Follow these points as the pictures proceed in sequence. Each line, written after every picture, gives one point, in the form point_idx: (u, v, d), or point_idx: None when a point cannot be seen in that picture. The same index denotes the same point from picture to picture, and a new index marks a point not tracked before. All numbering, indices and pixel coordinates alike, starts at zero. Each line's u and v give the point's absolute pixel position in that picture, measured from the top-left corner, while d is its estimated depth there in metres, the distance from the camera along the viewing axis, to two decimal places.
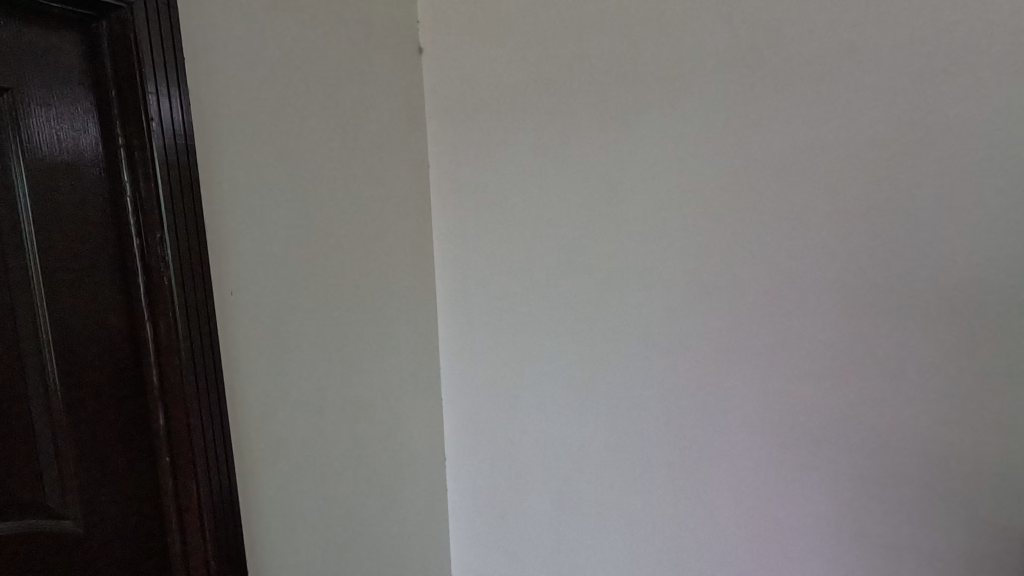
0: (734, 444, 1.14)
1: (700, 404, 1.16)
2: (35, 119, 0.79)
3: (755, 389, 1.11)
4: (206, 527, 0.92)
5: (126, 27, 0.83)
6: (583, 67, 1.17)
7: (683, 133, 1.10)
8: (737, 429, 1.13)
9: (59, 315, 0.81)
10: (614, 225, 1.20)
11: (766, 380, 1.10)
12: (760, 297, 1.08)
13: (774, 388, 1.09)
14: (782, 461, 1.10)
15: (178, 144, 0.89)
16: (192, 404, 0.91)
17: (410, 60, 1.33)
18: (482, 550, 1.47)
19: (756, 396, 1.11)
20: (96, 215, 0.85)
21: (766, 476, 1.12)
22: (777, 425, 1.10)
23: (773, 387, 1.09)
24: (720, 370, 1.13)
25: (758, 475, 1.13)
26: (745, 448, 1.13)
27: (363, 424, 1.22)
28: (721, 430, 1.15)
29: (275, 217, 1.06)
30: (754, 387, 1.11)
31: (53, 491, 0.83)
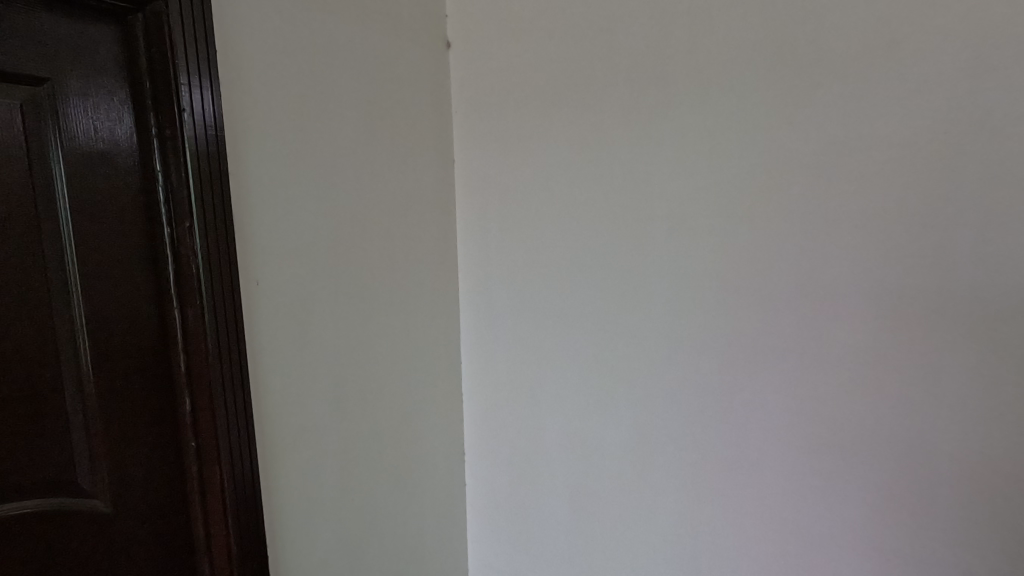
0: (755, 449, 1.12)
1: (728, 411, 1.14)
2: (72, 109, 0.79)
3: (779, 396, 1.08)
4: (228, 514, 0.92)
5: (160, 18, 0.81)
6: (611, 63, 1.16)
7: (711, 134, 1.08)
8: (762, 441, 1.11)
9: (92, 303, 0.82)
10: (645, 224, 1.17)
11: (790, 389, 1.07)
12: (787, 304, 1.05)
13: (801, 400, 1.06)
14: (805, 469, 1.08)
15: (209, 136, 0.87)
16: (217, 393, 0.90)
17: (439, 52, 1.34)
18: (497, 539, 1.51)
19: (780, 403, 1.08)
20: (128, 203, 0.85)
21: (788, 489, 1.10)
22: (800, 433, 1.07)
23: (796, 395, 1.07)
24: (745, 374, 1.11)
25: (779, 480, 1.11)
26: (767, 453, 1.11)
27: (387, 412, 1.26)
28: (743, 433, 1.13)
29: (305, 214, 1.04)
30: (778, 394, 1.08)
31: (84, 472, 0.84)
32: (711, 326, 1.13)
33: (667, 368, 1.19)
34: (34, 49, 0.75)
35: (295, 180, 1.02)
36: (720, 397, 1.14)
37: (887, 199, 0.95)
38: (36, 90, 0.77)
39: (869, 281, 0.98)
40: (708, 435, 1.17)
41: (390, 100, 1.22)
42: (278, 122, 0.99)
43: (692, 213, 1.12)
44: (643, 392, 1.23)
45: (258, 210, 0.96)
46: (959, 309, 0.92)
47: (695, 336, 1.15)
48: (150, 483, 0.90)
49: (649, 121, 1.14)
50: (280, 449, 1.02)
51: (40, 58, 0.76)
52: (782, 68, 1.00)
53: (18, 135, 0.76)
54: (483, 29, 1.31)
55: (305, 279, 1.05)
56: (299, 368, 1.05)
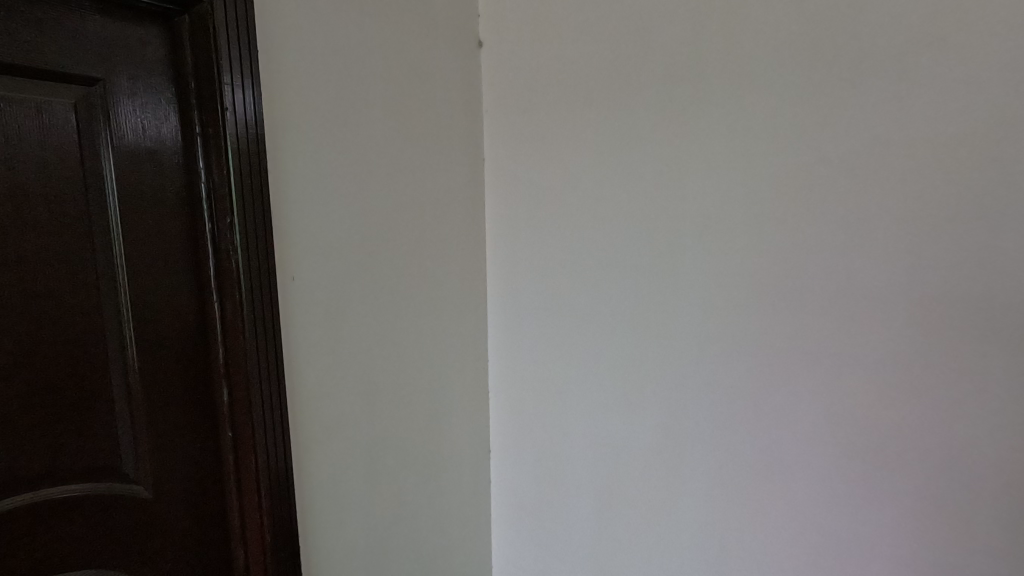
0: (786, 456, 1.09)
1: (759, 417, 1.11)
2: (122, 109, 0.83)
3: (812, 404, 1.05)
4: (262, 501, 0.96)
5: (205, 19, 0.84)
6: (645, 61, 1.14)
7: (746, 134, 1.05)
8: (793, 450, 1.08)
9: (138, 294, 0.86)
10: (676, 224, 1.15)
11: (824, 397, 1.04)
12: (821, 310, 1.02)
13: (835, 409, 1.03)
14: (837, 479, 1.05)
15: (250, 133, 0.90)
16: (254, 383, 0.93)
17: (471, 51, 1.34)
18: (522, 536, 1.52)
19: (812, 411, 1.05)
20: (173, 200, 0.88)
21: (819, 498, 1.07)
22: (833, 443, 1.04)
23: (830, 403, 1.03)
24: (776, 380, 1.08)
25: (810, 489, 1.08)
26: (798, 461, 1.08)
27: (414, 407, 1.28)
28: (772, 439, 1.10)
29: (338, 212, 1.07)
30: (810, 401, 1.05)
31: (128, 458, 0.88)
32: (742, 331, 1.11)
33: (696, 370, 1.17)
34: (88, 50, 0.79)
35: (328, 178, 1.04)
36: (750, 402, 1.12)
37: (932, 202, 0.91)
38: (88, 90, 0.80)
39: (911, 286, 0.94)
40: (737, 440, 1.15)
41: (422, 99, 1.23)
42: (313, 122, 1.01)
43: (724, 215, 1.09)
44: (672, 394, 1.21)
45: (294, 208, 0.99)
46: (1006, 320, 0.88)
47: (725, 339, 1.13)
48: (190, 469, 0.94)
49: (683, 118, 1.11)
50: (312, 442, 1.05)
51: (93, 59, 0.79)
52: (824, 63, 0.96)
53: (72, 133, 0.79)
54: (516, 27, 1.30)
55: (337, 275, 1.07)
56: (331, 362, 1.08)
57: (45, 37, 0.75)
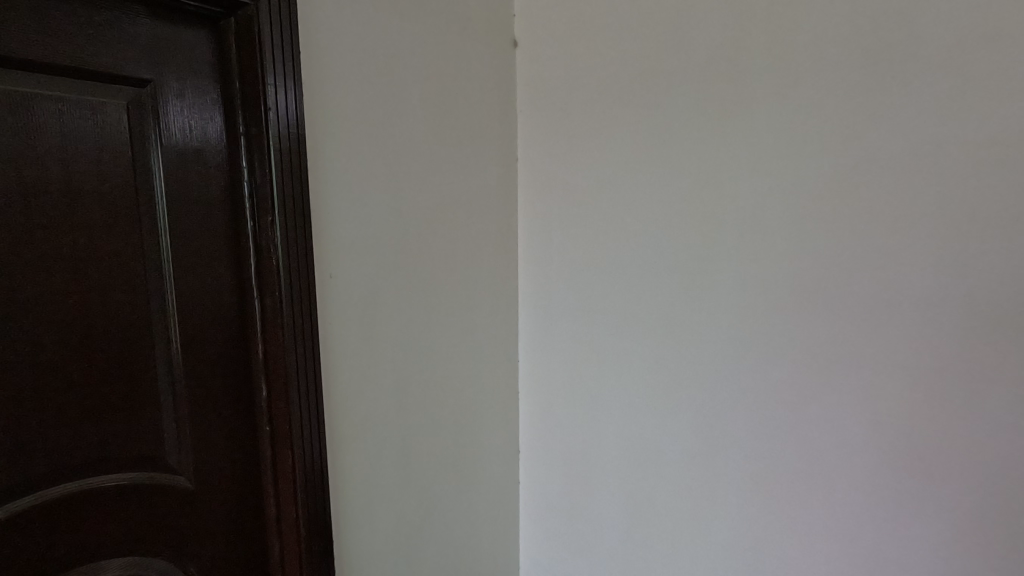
0: (821, 470, 1.06)
1: (796, 427, 1.08)
2: (170, 110, 0.86)
3: (850, 417, 1.02)
4: (299, 492, 0.99)
5: (251, 22, 0.87)
6: (683, 60, 1.12)
7: (786, 137, 1.02)
8: (830, 462, 1.05)
9: (184, 291, 0.89)
10: (714, 225, 1.12)
11: (863, 410, 1.00)
12: (862, 321, 0.98)
13: (874, 422, 0.99)
14: (876, 495, 1.01)
15: (292, 134, 0.92)
16: (293, 378, 0.96)
17: (506, 50, 1.34)
18: (550, 536, 1.53)
19: (849, 424, 1.02)
20: (217, 198, 0.91)
21: (856, 514, 1.03)
22: (872, 458, 1.00)
23: (869, 417, 1.00)
24: (813, 391, 1.05)
25: (846, 505, 1.04)
26: (834, 475, 1.05)
27: (446, 405, 1.30)
28: (807, 452, 1.07)
29: (373, 213, 1.08)
30: (848, 414, 1.02)
31: (172, 449, 0.91)
32: (777, 339, 1.08)
33: (731, 376, 1.14)
34: (140, 53, 0.82)
35: (364, 179, 1.06)
36: (787, 411, 1.08)
37: (989, 206, 0.86)
38: (139, 91, 0.83)
39: (961, 296, 0.89)
40: (770, 451, 1.12)
41: (458, 100, 1.23)
42: (351, 123, 1.02)
43: (761, 220, 1.06)
44: (706, 400, 1.19)
45: (331, 208, 1.00)
46: None
47: (762, 345, 1.09)
48: (229, 459, 0.97)
49: (724, 118, 1.08)
50: (346, 438, 1.08)
51: (144, 61, 0.82)
52: (876, 60, 0.92)
53: (124, 134, 0.82)
54: (552, 26, 1.30)
55: (371, 275, 1.09)
56: (366, 361, 1.10)
57: (101, 41, 0.78)
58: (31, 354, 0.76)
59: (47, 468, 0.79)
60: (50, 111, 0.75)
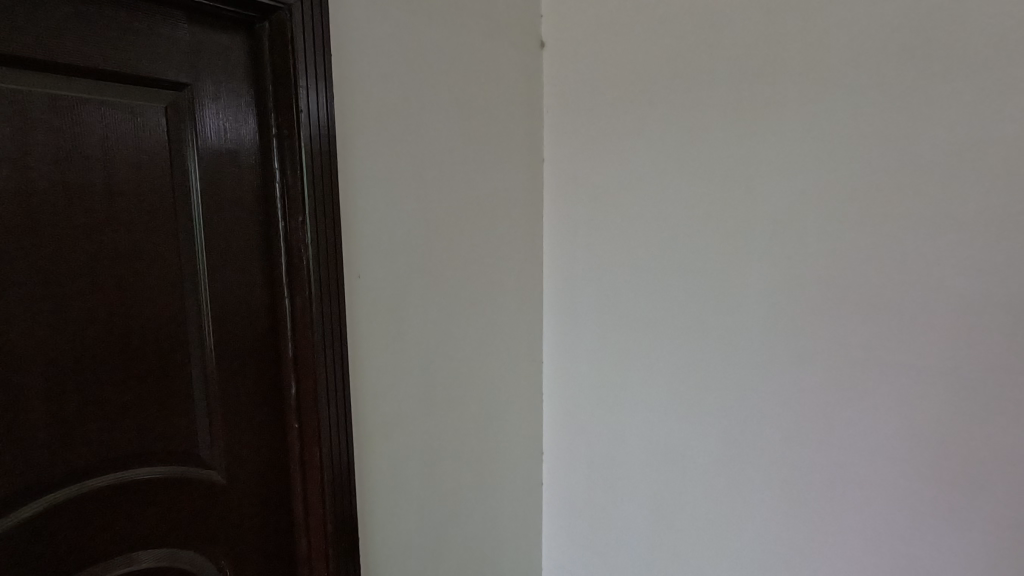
0: (852, 479, 1.03)
1: (825, 434, 1.05)
2: (206, 112, 0.88)
3: (882, 426, 0.98)
4: (326, 488, 1.00)
5: (284, 26, 0.88)
6: (712, 59, 1.10)
7: (817, 137, 0.99)
8: (862, 472, 1.01)
9: (217, 289, 0.91)
10: (744, 227, 1.10)
11: (896, 419, 0.97)
12: (895, 328, 0.95)
13: (908, 431, 0.96)
14: (911, 506, 0.97)
15: (323, 135, 0.93)
16: (321, 375, 0.97)
17: (533, 51, 1.34)
18: (573, 539, 1.52)
19: (881, 433, 0.98)
20: (249, 198, 0.94)
21: (887, 525, 1.00)
22: (906, 469, 0.97)
23: (903, 426, 0.96)
24: (844, 398, 1.02)
25: (878, 516, 1.01)
26: (865, 485, 1.01)
27: (470, 405, 1.30)
28: (837, 461, 1.04)
29: (400, 214, 1.09)
30: (880, 423, 0.98)
31: (204, 443, 0.94)
32: (805, 344, 1.05)
33: (759, 381, 1.12)
34: (178, 57, 0.84)
35: (391, 180, 1.07)
36: (817, 418, 1.05)
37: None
38: (177, 94, 0.86)
39: (1001, 301, 0.85)
40: (797, 459, 1.09)
41: (484, 101, 1.23)
42: (378, 125, 1.03)
43: (791, 222, 1.04)
44: (733, 405, 1.16)
45: (359, 209, 1.02)
46: None
47: (793, 350, 1.07)
48: (259, 453, 1.00)
49: (755, 117, 1.06)
50: (372, 436, 1.09)
51: (182, 65, 0.85)
52: (915, 56, 0.89)
53: (162, 136, 0.84)
54: (580, 27, 1.29)
55: (397, 275, 1.10)
56: (392, 360, 1.11)
57: (142, 46, 0.81)
58: (74, 349, 0.79)
59: (87, 459, 0.82)
60: (93, 115, 0.78)
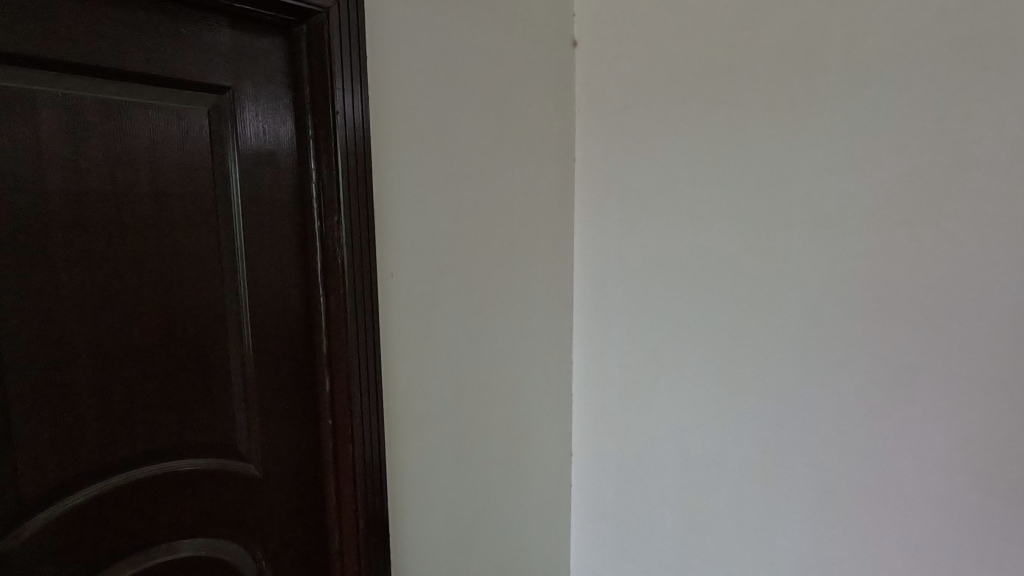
0: (888, 490, 0.99)
1: (860, 443, 1.01)
2: (246, 114, 0.91)
3: (922, 437, 0.94)
4: (358, 483, 1.02)
5: (321, 29, 0.90)
6: (748, 57, 1.08)
7: (856, 136, 0.96)
8: (899, 483, 0.98)
9: (255, 286, 0.94)
10: (782, 226, 1.06)
11: (936, 429, 0.93)
12: (937, 335, 0.91)
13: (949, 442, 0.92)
14: (951, 520, 0.93)
15: (358, 135, 0.95)
16: (354, 372, 0.99)
17: (565, 51, 1.34)
18: (602, 541, 1.51)
19: (921, 445, 0.95)
20: (286, 198, 0.96)
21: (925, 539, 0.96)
22: (946, 482, 0.93)
23: (944, 437, 0.92)
24: (882, 407, 0.98)
25: (915, 530, 0.97)
26: (903, 497, 0.98)
27: (498, 405, 1.31)
28: (874, 471, 1.00)
29: (431, 214, 1.10)
30: (920, 433, 0.95)
31: (242, 436, 0.97)
32: (840, 350, 1.02)
33: (793, 387, 1.09)
34: (220, 61, 0.87)
35: (423, 181, 1.08)
36: (853, 427, 1.02)
37: None
38: (218, 98, 0.88)
39: None
40: (830, 468, 1.06)
41: (517, 101, 1.24)
42: (410, 125, 1.04)
43: (828, 224, 1.00)
44: (767, 410, 1.13)
45: (392, 209, 1.03)
46: None
47: (832, 354, 1.03)
48: (293, 447, 1.02)
49: (794, 114, 1.03)
50: (403, 433, 1.10)
51: (224, 68, 0.87)
52: (965, 47, 0.84)
53: (204, 138, 0.87)
54: (613, 25, 1.28)
55: (428, 274, 1.11)
56: (423, 359, 1.12)
57: (186, 51, 0.83)
58: (121, 344, 0.82)
59: (132, 449, 0.85)
60: (140, 118, 0.81)
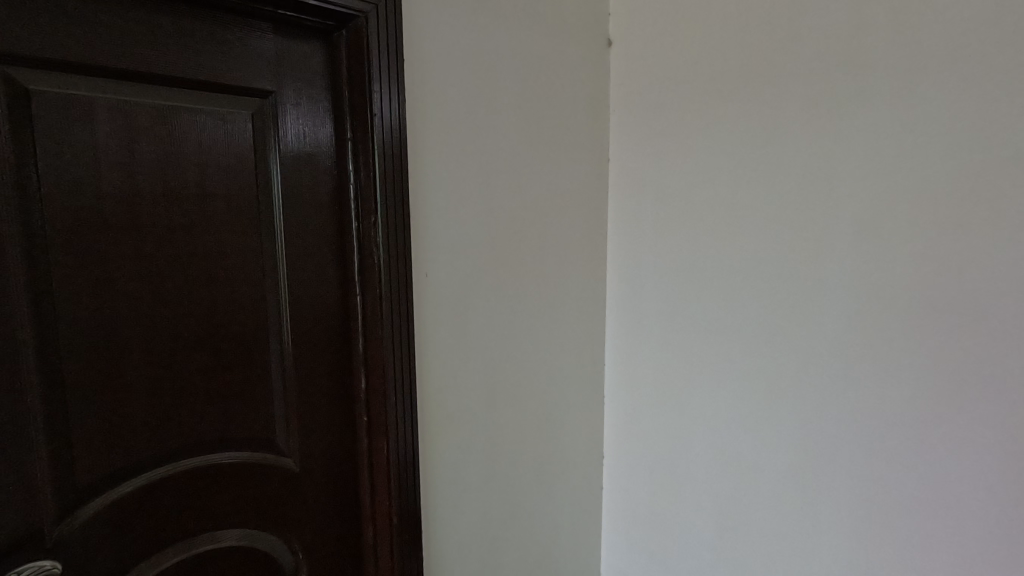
0: (932, 503, 0.95)
1: (901, 453, 0.97)
2: (287, 117, 0.93)
3: (968, 449, 0.90)
4: (392, 479, 1.04)
5: (361, 33, 0.92)
6: (788, 53, 1.05)
7: (902, 134, 0.92)
8: (943, 497, 0.94)
9: (295, 285, 0.97)
10: (823, 227, 1.03)
11: (983, 442, 0.88)
12: (985, 342, 0.87)
13: (997, 456, 0.87)
14: (998, 537, 0.89)
15: (394, 137, 0.97)
16: (389, 369, 1.01)
17: (600, 50, 1.33)
18: (634, 544, 1.50)
19: (967, 457, 0.90)
20: (325, 199, 0.99)
21: (970, 556, 0.92)
22: (992, 496, 0.88)
23: (992, 449, 0.88)
24: (925, 417, 0.94)
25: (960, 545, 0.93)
26: (947, 511, 0.94)
27: (530, 405, 1.31)
28: (916, 483, 0.96)
29: (465, 215, 1.11)
30: (966, 444, 0.90)
31: (281, 430, 1.00)
32: (882, 357, 0.98)
33: (831, 394, 1.05)
34: (264, 66, 0.89)
35: (458, 182, 1.09)
36: (895, 436, 0.98)
37: None
38: (261, 102, 0.91)
39: None
40: (871, 478, 1.02)
41: (551, 101, 1.23)
42: (445, 127, 1.05)
43: (870, 225, 0.97)
44: (804, 416, 1.10)
45: (427, 211, 1.04)
46: None
47: (877, 358, 0.98)
48: (329, 442, 1.05)
49: (839, 110, 0.99)
50: (436, 431, 1.12)
51: (267, 73, 0.90)
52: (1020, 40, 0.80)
53: (248, 140, 0.90)
54: (649, 23, 1.27)
55: (462, 275, 1.12)
56: (456, 358, 1.13)
57: (232, 56, 0.86)
58: (168, 339, 0.85)
59: (177, 441, 0.89)
60: (188, 122, 0.84)
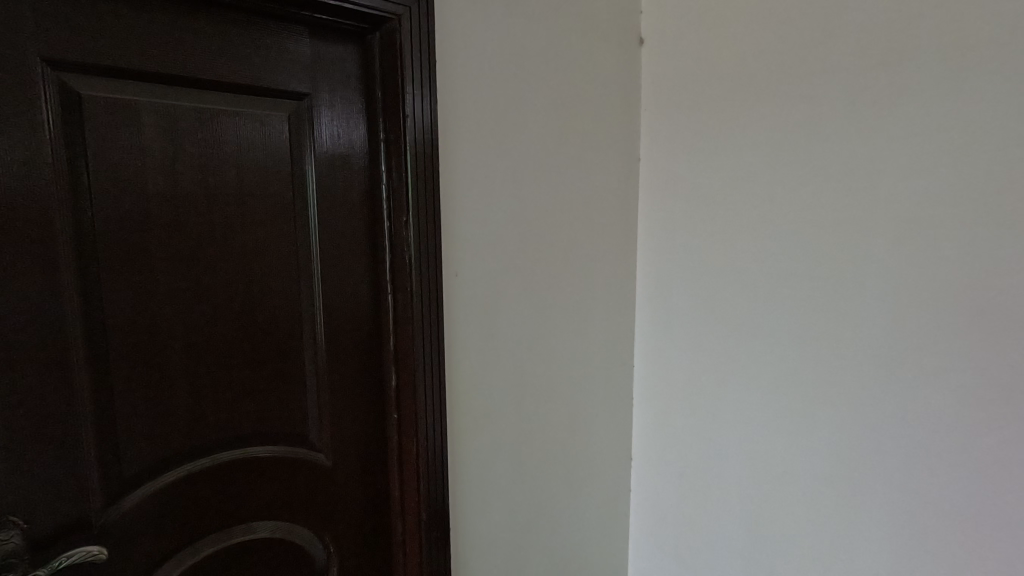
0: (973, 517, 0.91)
1: (940, 464, 0.94)
2: (323, 119, 0.95)
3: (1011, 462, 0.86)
4: (421, 475, 1.05)
5: (394, 36, 0.94)
6: (824, 50, 1.03)
7: (943, 133, 0.89)
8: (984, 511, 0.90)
9: (329, 283, 0.99)
10: (859, 229, 1.00)
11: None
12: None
13: None
14: None
15: (426, 138, 0.98)
16: (420, 367, 1.03)
17: (631, 49, 1.32)
18: (662, 548, 1.48)
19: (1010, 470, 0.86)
20: (358, 200, 1.01)
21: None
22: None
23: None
24: (965, 427, 0.90)
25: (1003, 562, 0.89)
26: (988, 526, 0.90)
27: (558, 406, 1.31)
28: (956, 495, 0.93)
29: (495, 215, 1.11)
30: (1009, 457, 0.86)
31: (314, 425, 1.02)
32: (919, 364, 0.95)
33: (865, 401, 1.03)
34: (300, 69, 0.92)
35: (489, 182, 1.10)
36: (933, 446, 0.94)
37: None
38: (298, 104, 0.93)
39: None
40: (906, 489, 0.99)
41: (581, 101, 1.23)
42: (476, 128, 1.06)
43: (908, 227, 0.94)
44: (837, 423, 1.08)
45: (457, 211, 1.05)
46: None
47: (917, 365, 0.95)
48: (360, 438, 1.07)
49: (877, 109, 0.97)
50: (465, 429, 1.13)
51: (304, 76, 0.92)
52: None
53: (284, 141, 0.92)
54: (681, 22, 1.25)
55: (491, 275, 1.12)
56: (485, 357, 1.14)
57: (270, 60, 0.89)
58: (208, 335, 0.88)
59: (215, 434, 0.91)
60: (228, 124, 0.87)
